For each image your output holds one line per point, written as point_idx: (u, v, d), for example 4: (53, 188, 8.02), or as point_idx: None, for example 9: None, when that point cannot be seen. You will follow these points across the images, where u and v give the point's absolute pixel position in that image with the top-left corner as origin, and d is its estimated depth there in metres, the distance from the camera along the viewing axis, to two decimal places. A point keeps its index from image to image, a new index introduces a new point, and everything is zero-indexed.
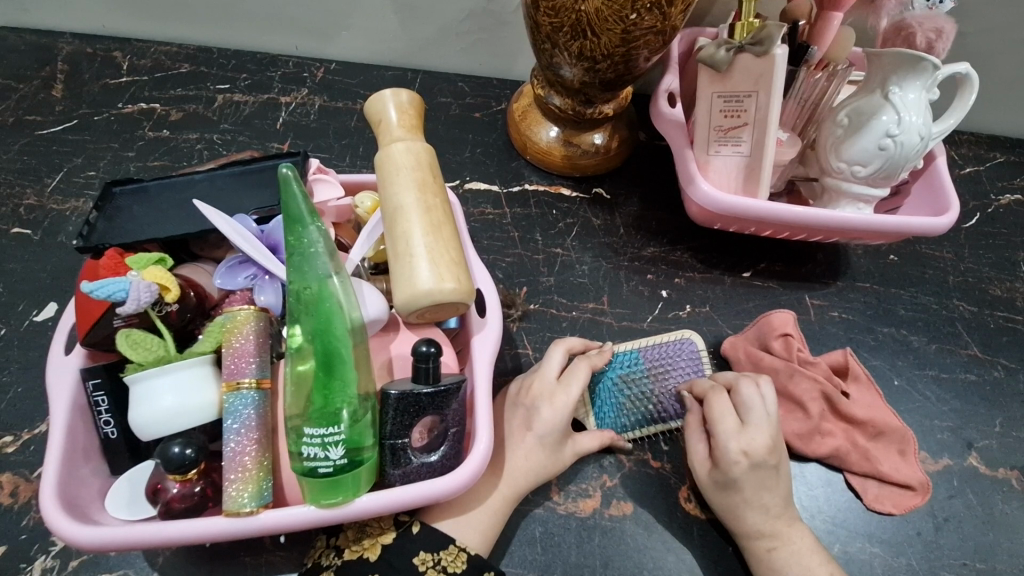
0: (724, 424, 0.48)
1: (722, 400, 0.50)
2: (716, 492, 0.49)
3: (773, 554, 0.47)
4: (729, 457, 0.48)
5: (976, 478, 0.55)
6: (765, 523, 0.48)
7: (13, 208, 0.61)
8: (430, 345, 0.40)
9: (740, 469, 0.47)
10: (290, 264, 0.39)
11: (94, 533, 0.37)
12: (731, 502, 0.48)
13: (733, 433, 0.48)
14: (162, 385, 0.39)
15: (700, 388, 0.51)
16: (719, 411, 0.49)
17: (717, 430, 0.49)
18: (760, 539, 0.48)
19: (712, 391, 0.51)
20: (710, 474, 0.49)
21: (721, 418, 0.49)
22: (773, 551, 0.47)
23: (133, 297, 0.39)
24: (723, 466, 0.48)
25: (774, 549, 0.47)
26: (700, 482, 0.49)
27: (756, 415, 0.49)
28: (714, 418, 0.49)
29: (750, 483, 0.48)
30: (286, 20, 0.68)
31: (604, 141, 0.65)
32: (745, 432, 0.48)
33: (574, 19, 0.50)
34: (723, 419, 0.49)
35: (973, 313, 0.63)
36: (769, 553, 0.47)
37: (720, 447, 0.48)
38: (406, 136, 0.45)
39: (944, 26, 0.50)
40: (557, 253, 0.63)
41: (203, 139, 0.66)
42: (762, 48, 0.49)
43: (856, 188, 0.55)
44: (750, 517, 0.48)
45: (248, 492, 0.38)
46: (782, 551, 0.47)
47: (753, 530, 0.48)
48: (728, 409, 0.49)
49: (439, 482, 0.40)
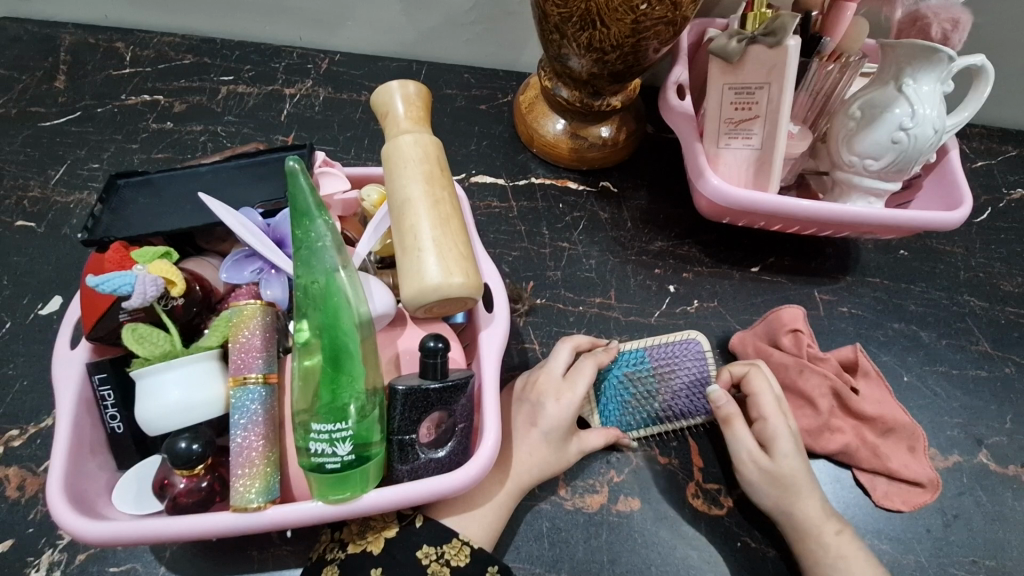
0: (772, 401, 0.51)
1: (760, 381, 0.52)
2: (782, 475, 0.48)
3: (842, 538, 0.47)
4: (784, 432, 0.50)
5: (987, 475, 0.55)
6: (824, 506, 0.48)
7: (18, 200, 0.60)
8: (438, 340, 0.39)
9: (795, 442, 0.50)
10: (297, 258, 0.38)
11: (101, 528, 0.36)
12: (799, 481, 0.48)
13: (780, 407, 0.51)
14: (170, 379, 0.39)
15: (739, 369, 0.53)
16: (762, 389, 0.51)
17: (767, 406, 0.51)
18: (827, 524, 0.48)
19: (750, 372, 0.52)
20: (772, 457, 0.49)
21: (767, 395, 0.51)
22: (842, 533, 0.47)
23: (139, 291, 0.38)
24: (783, 440, 0.50)
25: (841, 532, 0.47)
26: (761, 470, 0.49)
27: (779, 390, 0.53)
28: (761, 397, 0.51)
29: (803, 454, 0.50)
30: (290, 10, 0.67)
31: (611, 134, 0.64)
32: (782, 405, 0.52)
33: (584, 9, 0.49)
34: (766, 396, 0.51)
35: (983, 309, 0.62)
36: (839, 536, 0.47)
37: (778, 421, 0.50)
38: (414, 128, 0.44)
39: (959, 17, 0.49)
40: (564, 247, 0.63)
41: (207, 131, 0.66)
42: (774, 39, 0.48)
43: (867, 182, 0.55)
44: (812, 499, 0.48)
45: (255, 488, 0.38)
46: (848, 534, 0.48)
47: (820, 514, 0.48)
48: (766, 387, 0.52)
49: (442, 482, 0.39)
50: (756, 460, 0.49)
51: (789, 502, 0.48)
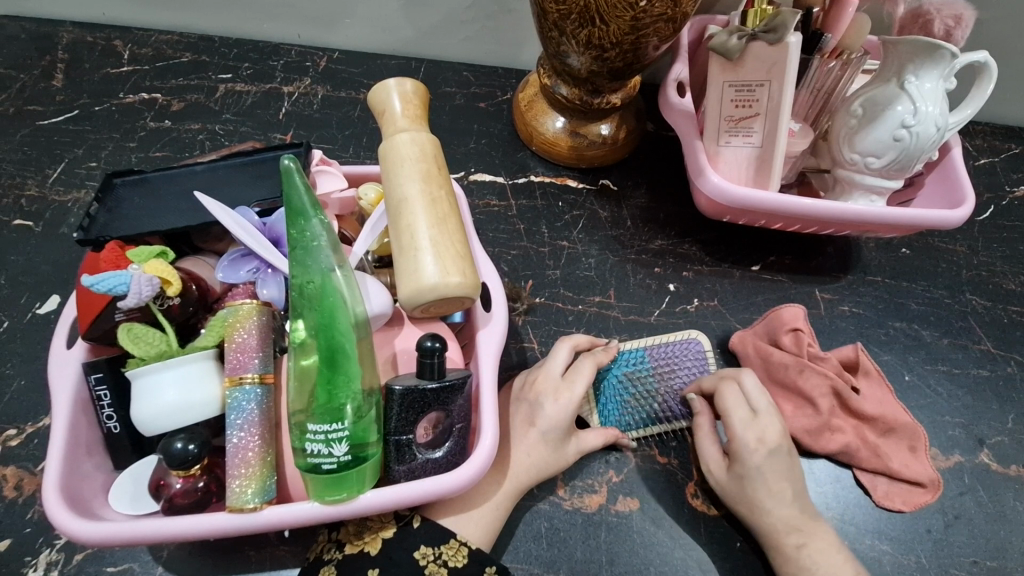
0: (738, 417, 0.49)
1: (730, 396, 0.50)
2: (732, 491, 0.49)
3: (802, 551, 0.46)
4: (746, 449, 0.48)
5: (988, 475, 0.54)
6: (791, 517, 0.48)
7: (15, 199, 0.60)
8: (435, 340, 0.39)
9: (759, 461, 0.48)
10: (292, 258, 0.38)
11: (97, 529, 0.36)
12: (752, 498, 0.48)
13: (747, 423, 0.49)
14: (166, 379, 0.39)
15: (709, 383, 0.51)
16: (730, 405, 0.50)
17: (732, 424, 0.49)
18: (789, 536, 0.47)
19: (722, 383, 0.51)
20: (728, 471, 0.49)
21: (732, 410, 0.49)
22: (803, 547, 0.47)
23: (135, 291, 0.38)
24: (742, 458, 0.48)
25: (804, 546, 0.47)
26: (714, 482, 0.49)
27: (763, 402, 0.50)
28: (726, 412, 0.50)
29: (771, 471, 0.48)
30: (288, 8, 0.67)
31: (611, 132, 0.64)
32: (757, 421, 0.50)
33: (582, 7, 0.49)
34: (734, 412, 0.49)
35: (986, 308, 0.62)
36: (799, 550, 0.46)
37: (738, 439, 0.49)
38: (411, 126, 0.44)
39: (962, 13, 0.49)
40: (563, 246, 0.62)
41: (205, 130, 0.65)
42: (775, 36, 0.48)
43: (869, 180, 0.54)
44: (771, 513, 0.47)
45: (251, 488, 0.38)
46: (812, 547, 0.47)
47: (781, 526, 0.47)
48: (737, 402, 0.50)
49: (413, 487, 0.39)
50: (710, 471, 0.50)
51: (743, 514, 0.48)
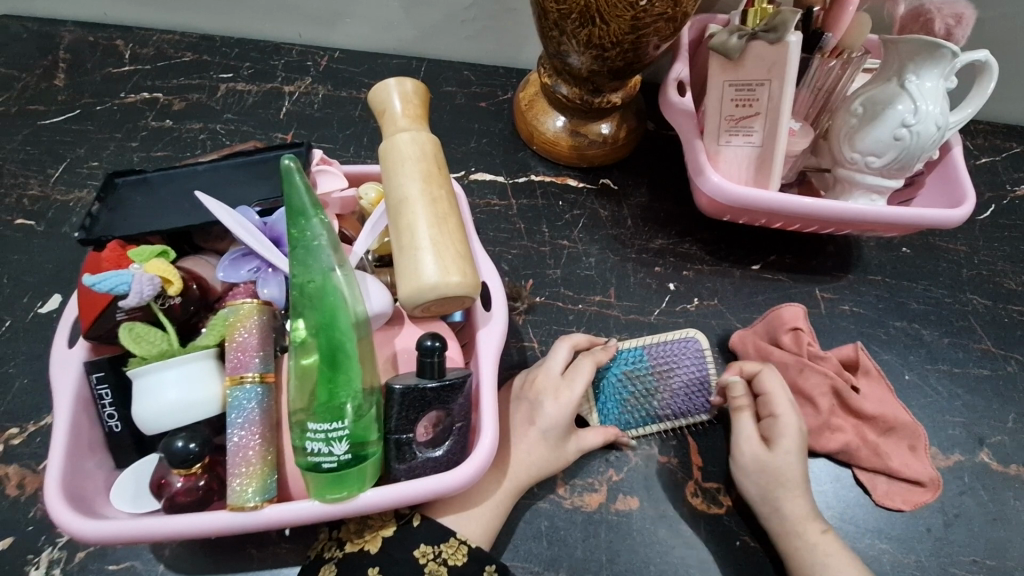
0: (783, 398, 0.51)
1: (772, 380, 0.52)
2: (775, 469, 0.49)
3: (827, 536, 0.47)
4: (789, 430, 0.50)
5: (989, 474, 0.54)
6: (810, 507, 0.48)
7: (17, 198, 0.60)
8: (435, 340, 0.39)
9: (800, 442, 0.50)
10: (293, 257, 0.38)
11: (99, 527, 0.36)
12: (792, 477, 0.49)
13: (790, 405, 0.51)
14: (167, 378, 0.39)
15: (751, 366, 0.53)
16: (776, 387, 0.51)
17: (779, 404, 0.51)
18: (812, 523, 0.48)
19: (765, 367, 0.53)
20: (770, 451, 0.49)
21: (777, 391, 0.51)
22: (826, 533, 0.47)
23: (136, 290, 0.38)
24: (788, 436, 0.50)
25: (826, 532, 0.48)
26: (754, 461, 0.49)
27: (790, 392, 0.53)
28: (773, 393, 0.51)
29: (803, 453, 0.50)
30: (289, 8, 0.67)
31: (612, 131, 0.64)
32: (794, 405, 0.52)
33: (583, 6, 0.49)
34: (779, 394, 0.51)
35: (987, 307, 0.62)
36: (823, 535, 0.47)
37: (787, 418, 0.50)
38: (411, 126, 0.44)
39: (963, 12, 0.49)
40: (563, 245, 0.62)
41: (206, 129, 0.66)
42: (775, 35, 0.48)
43: (870, 179, 0.54)
44: (800, 497, 0.48)
45: (252, 487, 0.38)
46: (833, 536, 0.47)
47: (804, 512, 0.48)
48: (780, 386, 0.52)
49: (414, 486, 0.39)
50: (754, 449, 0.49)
51: (774, 496, 0.48)
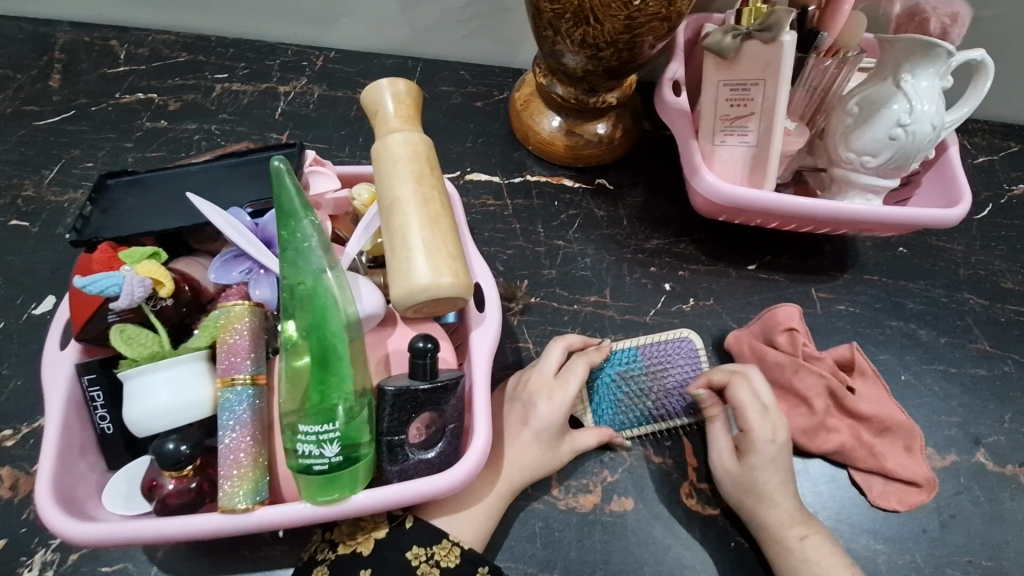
0: (752, 409, 0.50)
1: (744, 389, 0.51)
2: (745, 482, 0.49)
3: (805, 543, 0.47)
4: (759, 441, 0.49)
5: (985, 475, 0.54)
6: (794, 512, 0.48)
7: (12, 199, 0.60)
8: (427, 341, 0.39)
9: (772, 452, 0.49)
10: (283, 258, 0.38)
11: (89, 530, 0.36)
12: (763, 490, 0.48)
13: (758, 415, 0.50)
14: (158, 381, 0.39)
15: (719, 377, 0.51)
16: (745, 398, 0.50)
17: (747, 416, 0.50)
18: (792, 529, 0.47)
19: (737, 376, 0.51)
20: (739, 462, 0.49)
21: (747, 402, 0.50)
22: (806, 539, 0.47)
23: (127, 292, 0.38)
24: (757, 449, 0.49)
25: (807, 538, 0.47)
26: (724, 473, 0.50)
27: (772, 398, 0.51)
28: (741, 405, 0.50)
29: (779, 463, 0.49)
30: (285, 8, 0.67)
31: (607, 131, 0.63)
32: (768, 415, 0.50)
33: (577, 5, 0.49)
34: (749, 404, 0.50)
35: (984, 307, 0.61)
36: (801, 542, 0.47)
37: (753, 430, 0.50)
38: (403, 127, 0.44)
39: (959, 10, 0.49)
40: (559, 245, 0.62)
41: (202, 130, 0.65)
42: (770, 35, 0.48)
43: (865, 179, 0.54)
44: (777, 505, 0.48)
45: (243, 489, 0.38)
46: (814, 540, 0.47)
47: (784, 518, 0.48)
48: (751, 396, 0.51)
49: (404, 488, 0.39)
50: (723, 461, 0.50)
51: (749, 506, 0.48)
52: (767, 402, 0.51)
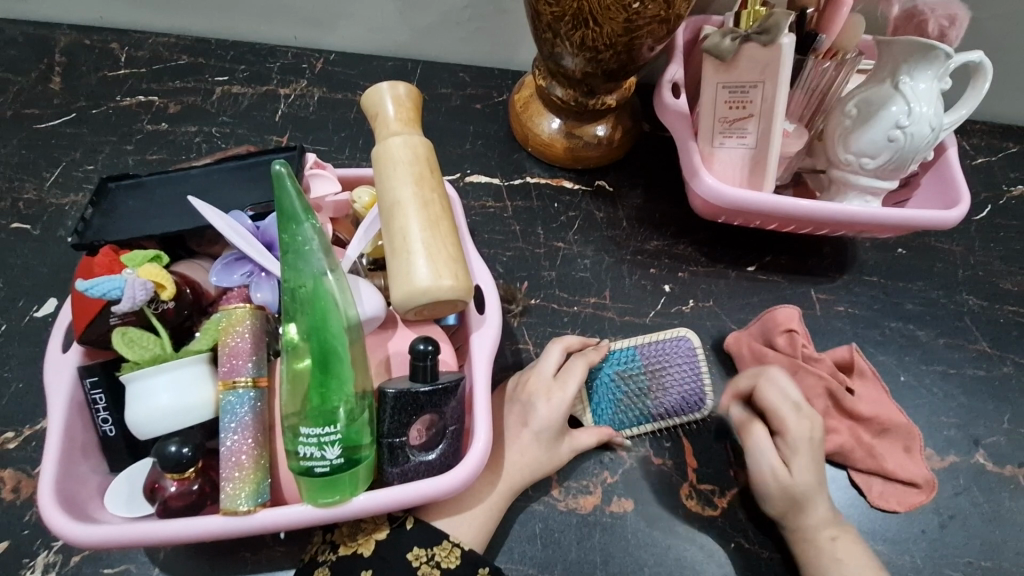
0: (785, 407, 0.50)
1: (773, 391, 0.50)
2: (796, 490, 0.48)
3: (836, 543, 0.47)
4: (800, 442, 0.49)
5: (985, 475, 0.54)
6: (826, 512, 0.48)
7: (13, 202, 0.61)
8: (427, 343, 0.40)
9: (813, 451, 0.49)
10: (284, 261, 0.38)
11: (91, 531, 0.37)
12: (810, 493, 0.48)
13: (794, 413, 0.49)
14: (159, 383, 0.39)
15: (746, 382, 0.52)
16: (777, 399, 0.50)
17: (786, 418, 0.49)
18: (823, 529, 0.48)
19: (763, 377, 0.51)
20: (778, 461, 0.49)
21: (782, 404, 0.50)
22: (838, 539, 0.47)
23: (129, 295, 0.38)
24: (800, 451, 0.49)
25: (837, 538, 0.47)
26: (776, 483, 0.48)
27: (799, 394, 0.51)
28: (776, 406, 0.50)
29: (819, 462, 0.49)
30: (284, 10, 0.67)
31: (607, 133, 0.64)
32: (805, 412, 0.50)
33: (576, 8, 0.49)
34: (784, 404, 0.50)
35: (982, 308, 0.62)
36: (833, 542, 0.47)
37: (791, 428, 0.49)
38: (403, 129, 0.44)
39: (957, 13, 0.49)
40: (559, 247, 0.62)
41: (202, 132, 0.66)
42: (768, 37, 0.48)
43: (864, 180, 0.54)
44: (818, 507, 0.48)
45: (244, 491, 0.38)
46: (845, 540, 0.48)
47: (820, 519, 0.48)
48: (782, 396, 0.50)
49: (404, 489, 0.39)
50: (774, 471, 0.48)
51: (795, 511, 0.48)
52: (798, 399, 0.50)
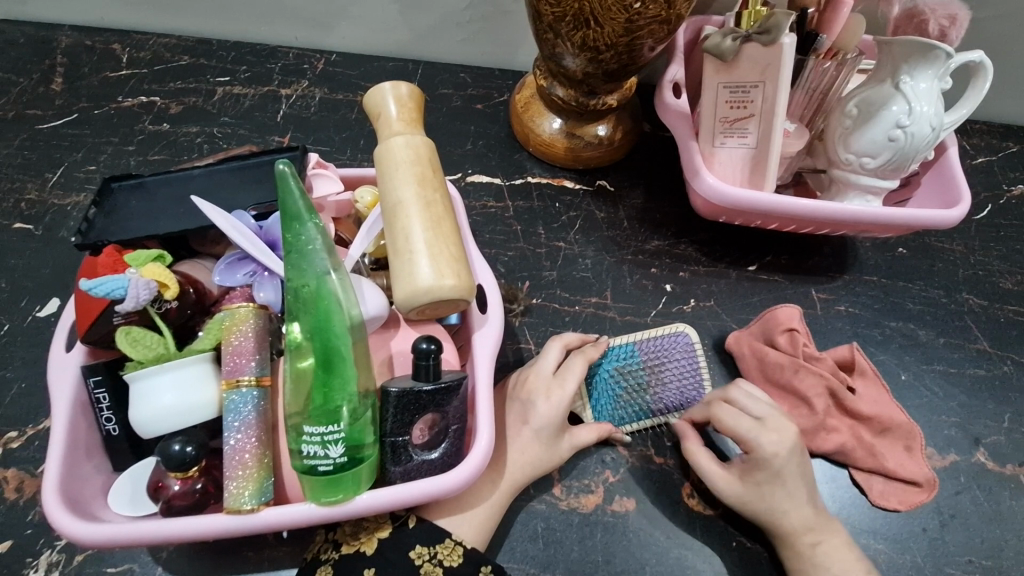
0: (746, 428, 0.49)
1: (727, 413, 0.49)
2: (756, 504, 0.48)
3: (816, 550, 0.47)
4: (763, 458, 0.48)
5: (985, 475, 0.54)
6: (808, 517, 0.48)
7: (15, 203, 0.61)
8: (430, 342, 0.40)
9: (779, 465, 0.48)
10: (288, 261, 0.39)
11: (96, 530, 0.37)
12: (775, 506, 0.48)
13: (757, 432, 0.48)
14: (163, 382, 0.39)
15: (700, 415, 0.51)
16: (731, 421, 0.49)
17: (744, 437, 0.48)
18: (804, 535, 0.48)
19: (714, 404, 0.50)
20: (745, 481, 0.49)
21: (737, 425, 0.49)
22: (818, 545, 0.47)
23: (133, 295, 0.38)
24: (761, 467, 0.48)
25: (818, 544, 0.47)
26: (735, 499, 0.48)
27: (762, 407, 0.50)
28: (731, 428, 0.49)
29: (789, 475, 0.48)
30: (285, 11, 0.67)
31: (607, 133, 0.64)
32: (765, 427, 0.49)
33: (577, 8, 0.49)
34: (739, 423, 0.49)
35: (982, 307, 0.62)
36: (813, 548, 0.47)
37: (755, 449, 0.48)
38: (405, 129, 0.44)
39: (957, 13, 0.49)
40: (560, 247, 0.62)
41: (203, 133, 0.66)
42: (769, 37, 0.48)
43: (865, 180, 0.54)
44: (793, 513, 0.48)
45: (248, 490, 0.38)
46: (826, 545, 0.47)
47: (799, 524, 0.48)
48: (739, 415, 0.49)
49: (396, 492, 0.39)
50: (729, 486, 0.49)
51: (763, 519, 0.48)
52: (759, 414, 0.49)
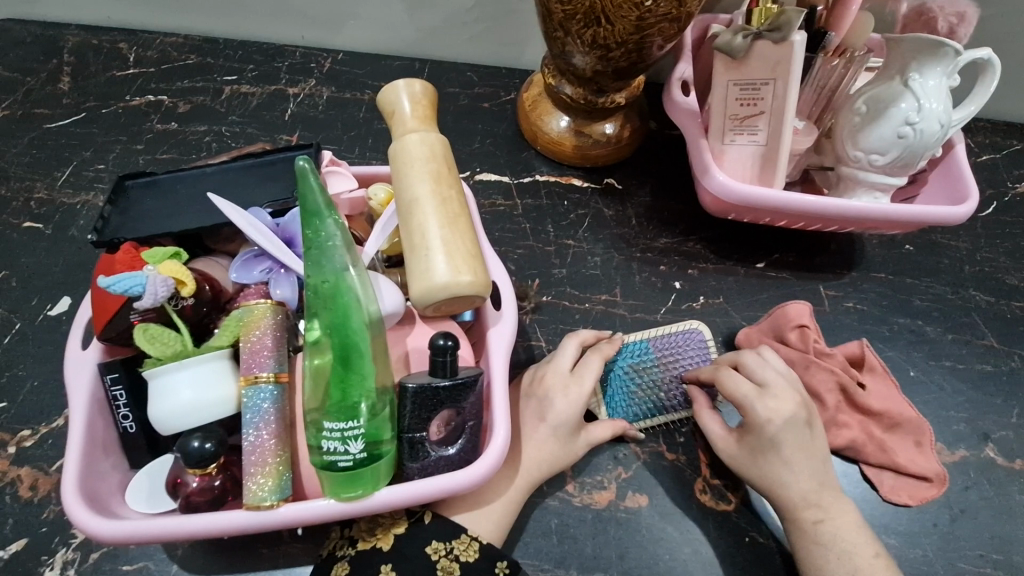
0: (745, 393, 0.49)
1: (732, 375, 0.50)
2: (748, 466, 0.49)
3: (820, 527, 0.47)
4: (757, 423, 0.48)
5: (993, 469, 0.55)
6: (808, 492, 0.48)
7: (25, 202, 0.61)
8: (447, 338, 0.40)
9: (773, 432, 0.48)
10: (308, 258, 0.39)
11: (116, 526, 0.37)
12: (767, 473, 0.48)
13: (755, 398, 0.49)
14: (181, 380, 0.39)
15: (706, 374, 0.52)
16: (733, 384, 0.50)
17: (741, 401, 0.49)
18: (805, 511, 0.47)
19: (720, 372, 0.51)
20: (740, 444, 0.49)
21: (737, 388, 0.49)
22: (821, 523, 0.47)
23: (150, 291, 0.39)
24: (754, 432, 0.49)
25: (821, 522, 0.47)
26: (728, 458, 0.50)
27: (769, 376, 0.50)
28: (730, 391, 0.50)
29: (785, 442, 0.48)
30: (292, 10, 0.67)
31: (615, 131, 0.64)
32: (764, 394, 0.49)
33: (588, 7, 0.50)
34: (739, 386, 0.49)
35: (989, 303, 0.62)
36: (816, 525, 0.47)
37: (748, 414, 0.49)
38: (420, 127, 0.44)
39: (963, 11, 0.52)
40: (569, 245, 0.63)
41: (212, 131, 0.66)
42: (780, 34, 0.48)
43: (873, 177, 0.55)
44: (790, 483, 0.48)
45: (268, 486, 0.38)
46: (829, 524, 0.47)
47: (798, 500, 0.47)
48: (742, 380, 0.50)
49: (410, 487, 0.39)
50: (723, 444, 0.50)
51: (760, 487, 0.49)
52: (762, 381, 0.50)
